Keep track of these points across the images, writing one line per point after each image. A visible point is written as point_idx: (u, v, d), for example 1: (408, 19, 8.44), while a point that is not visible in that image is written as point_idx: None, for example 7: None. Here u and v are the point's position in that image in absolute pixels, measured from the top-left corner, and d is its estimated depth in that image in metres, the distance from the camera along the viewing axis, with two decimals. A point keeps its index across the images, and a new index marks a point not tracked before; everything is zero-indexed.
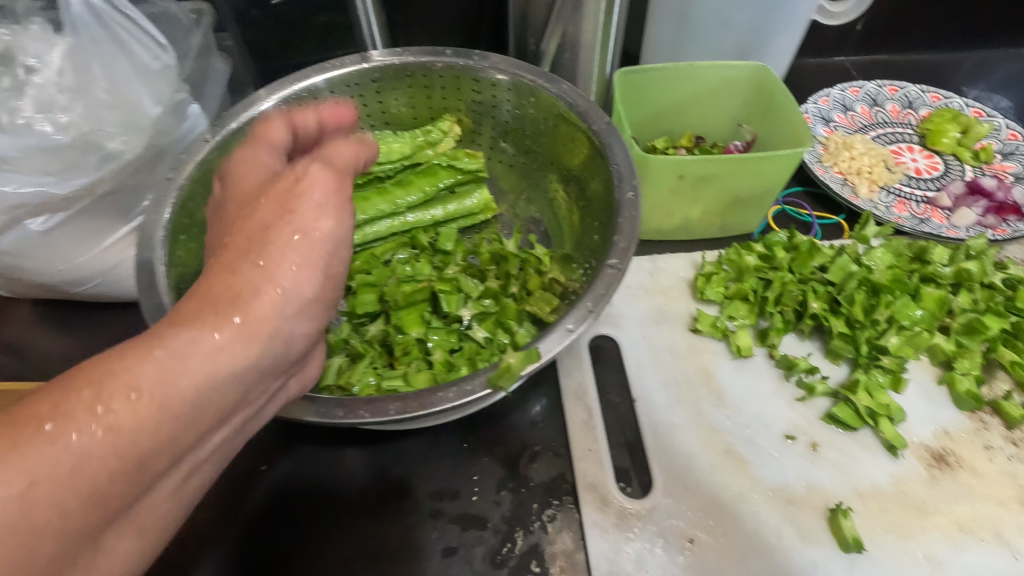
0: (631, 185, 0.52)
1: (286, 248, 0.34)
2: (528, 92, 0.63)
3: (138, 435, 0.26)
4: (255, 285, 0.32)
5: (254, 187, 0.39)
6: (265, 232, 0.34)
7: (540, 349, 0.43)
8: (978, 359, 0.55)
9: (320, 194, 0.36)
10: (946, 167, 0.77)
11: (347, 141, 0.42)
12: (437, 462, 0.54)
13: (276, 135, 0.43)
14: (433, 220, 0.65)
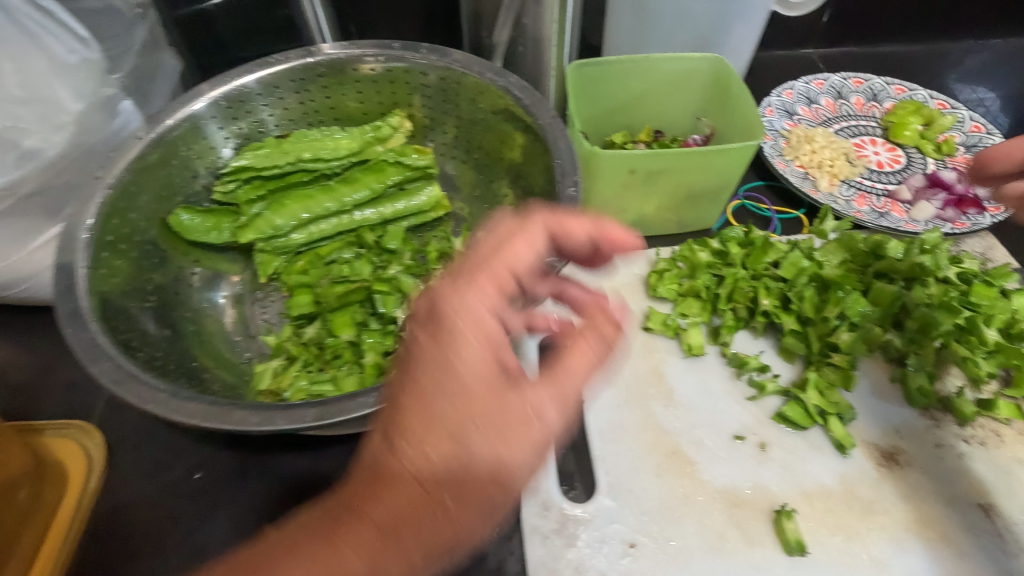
0: (573, 182, 0.51)
1: (481, 505, 0.29)
2: (479, 86, 0.61)
3: None
4: (435, 534, 0.28)
5: (467, 360, 0.30)
6: (472, 466, 0.28)
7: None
8: (930, 356, 0.54)
9: (532, 451, 0.29)
10: (908, 160, 0.76)
11: (581, 353, 0.32)
12: None
13: (520, 258, 0.33)
14: (381, 218, 0.64)
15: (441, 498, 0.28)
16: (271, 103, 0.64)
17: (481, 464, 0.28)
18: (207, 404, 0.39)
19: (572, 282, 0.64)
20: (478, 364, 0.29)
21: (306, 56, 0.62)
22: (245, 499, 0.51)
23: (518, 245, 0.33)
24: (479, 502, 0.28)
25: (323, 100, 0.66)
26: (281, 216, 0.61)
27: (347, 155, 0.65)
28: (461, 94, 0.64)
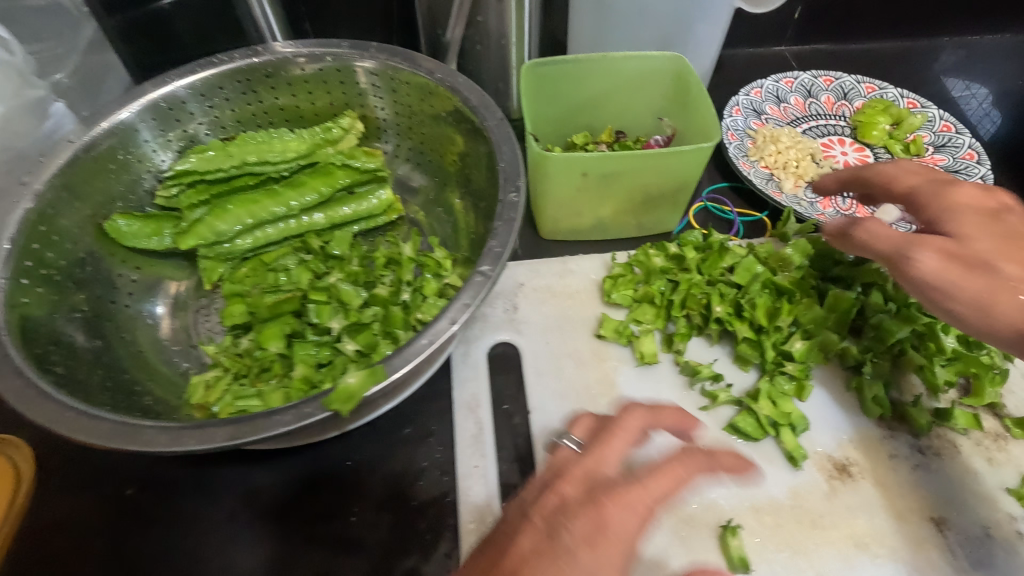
0: (514, 187, 0.49)
1: None
2: (427, 86, 0.60)
3: None
4: None
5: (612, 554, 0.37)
6: None
7: (387, 368, 0.39)
8: (885, 365, 0.53)
9: None
10: (875, 161, 0.74)
11: None
12: (318, 481, 0.51)
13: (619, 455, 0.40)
14: (330, 222, 0.62)
15: None
16: (215, 105, 0.63)
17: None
18: (115, 422, 0.38)
19: (526, 288, 0.62)
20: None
21: (251, 56, 0.61)
22: (181, 514, 0.50)
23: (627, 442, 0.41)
24: None
25: (272, 101, 0.65)
26: (224, 221, 0.59)
27: (295, 158, 0.62)
28: (411, 95, 0.62)
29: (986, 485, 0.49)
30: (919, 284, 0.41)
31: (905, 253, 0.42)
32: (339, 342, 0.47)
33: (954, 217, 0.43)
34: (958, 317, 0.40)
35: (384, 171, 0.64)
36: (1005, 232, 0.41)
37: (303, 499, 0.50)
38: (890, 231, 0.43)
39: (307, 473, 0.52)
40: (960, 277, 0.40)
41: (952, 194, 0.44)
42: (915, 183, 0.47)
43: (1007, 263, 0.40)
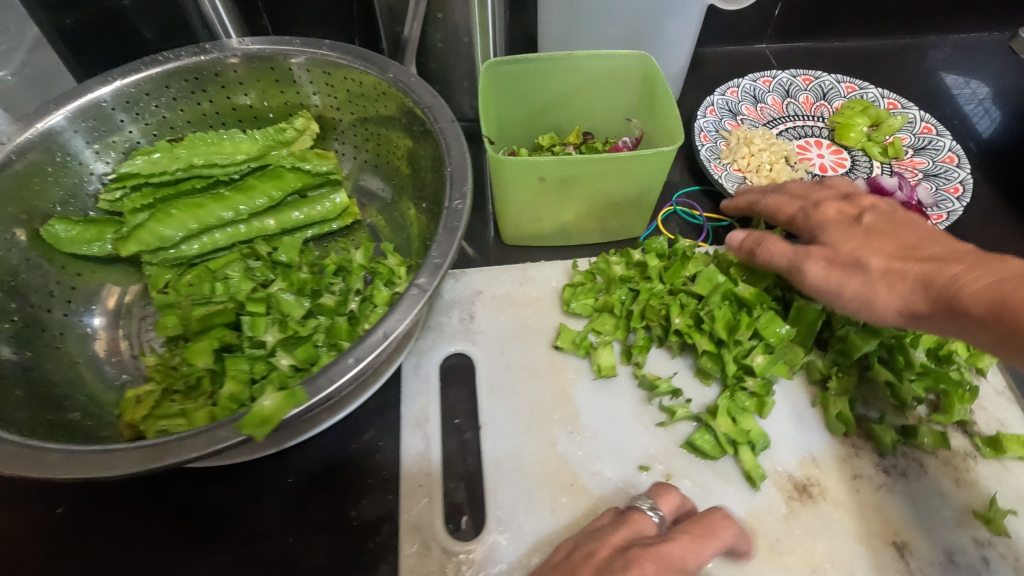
0: (460, 194, 0.47)
1: None
2: (380, 86, 0.58)
3: None
4: None
5: None
6: None
7: (308, 390, 0.36)
8: (850, 381, 0.51)
9: None
10: (853, 164, 0.72)
11: None
12: (257, 499, 0.49)
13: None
14: (280, 227, 0.60)
15: None
16: (163, 104, 0.60)
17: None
18: (17, 446, 0.36)
19: (484, 296, 0.60)
20: None
21: (198, 53, 0.59)
22: (114, 534, 0.48)
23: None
24: None
25: (223, 100, 0.62)
26: (168, 226, 0.57)
27: (245, 160, 0.60)
28: (366, 95, 0.60)
29: (952, 507, 0.47)
30: (814, 289, 0.47)
31: (795, 266, 0.48)
32: (273, 356, 0.45)
33: (823, 228, 0.49)
34: (852, 309, 0.45)
35: (337, 174, 0.62)
36: (865, 233, 0.47)
37: (240, 518, 0.48)
38: (778, 248, 0.49)
39: (244, 490, 0.50)
40: (840, 278, 0.45)
41: (818, 211, 0.51)
42: (793, 204, 0.53)
43: (873, 257, 0.45)
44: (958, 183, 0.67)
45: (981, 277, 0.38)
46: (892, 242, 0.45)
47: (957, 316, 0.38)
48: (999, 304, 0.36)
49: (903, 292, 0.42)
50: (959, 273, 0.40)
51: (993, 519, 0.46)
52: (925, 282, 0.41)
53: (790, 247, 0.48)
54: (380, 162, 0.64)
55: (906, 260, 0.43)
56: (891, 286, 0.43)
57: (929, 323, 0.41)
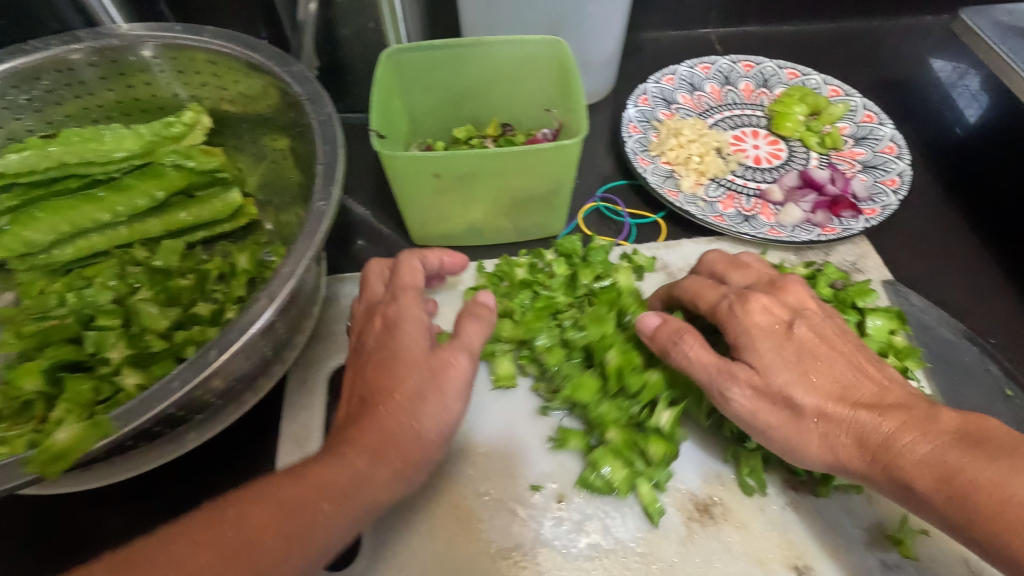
0: (326, 194, 0.43)
1: (421, 415, 0.39)
2: (264, 77, 0.54)
3: (305, 508, 0.35)
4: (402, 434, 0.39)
5: (404, 351, 0.41)
6: (419, 406, 0.39)
7: (118, 422, 0.33)
8: None
9: (441, 378, 0.40)
10: (788, 155, 0.68)
11: (475, 320, 0.44)
12: (111, 525, 0.45)
13: (410, 284, 0.46)
14: (164, 230, 0.56)
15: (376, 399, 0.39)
16: (35, 97, 0.56)
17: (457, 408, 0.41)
18: None
19: None
20: (413, 340, 0.41)
21: (70, 41, 0.54)
22: None
23: (404, 270, 0.47)
24: (420, 429, 0.39)
25: (104, 92, 0.58)
26: (36, 230, 0.53)
27: (125, 158, 0.56)
28: (254, 87, 0.56)
29: (862, 528, 0.44)
30: (739, 416, 0.41)
31: (719, 388, 0.41)
32: (118, 375, 0.41)
33: (752, 338, 0.40)
34: (776, 444, 0.40)
35: (226, 171, 0.59)
36: (798, 353, 0.40)
37: (94, 546, 0.44)
38: (701, 363, 0.41)
39: (99, 516, 0.45)
40: (770, 414, 0.39)
41: (747, 309, 0.41)
42: (714, 295, 0.44)
43: (806, 389, 0.39)
44: (895, 175, 0.63)
45: (923, 443, 0.35)
46: (826, 370, 0.39)
47: (899, 484, 0.35)
48: (945, 486, 0.33)
49: (839, 442, 0.38)
50: (900, 431, 0.36)
51: (902, 541, 0.43)
52: (862, 435, 0.37)
53: (716, 366, 0.41)
54: (274, 158, 0.60)
55: (839, 396, 0.38)
56: (823, 433, 0.38)
57: (856, 474, 0.38)
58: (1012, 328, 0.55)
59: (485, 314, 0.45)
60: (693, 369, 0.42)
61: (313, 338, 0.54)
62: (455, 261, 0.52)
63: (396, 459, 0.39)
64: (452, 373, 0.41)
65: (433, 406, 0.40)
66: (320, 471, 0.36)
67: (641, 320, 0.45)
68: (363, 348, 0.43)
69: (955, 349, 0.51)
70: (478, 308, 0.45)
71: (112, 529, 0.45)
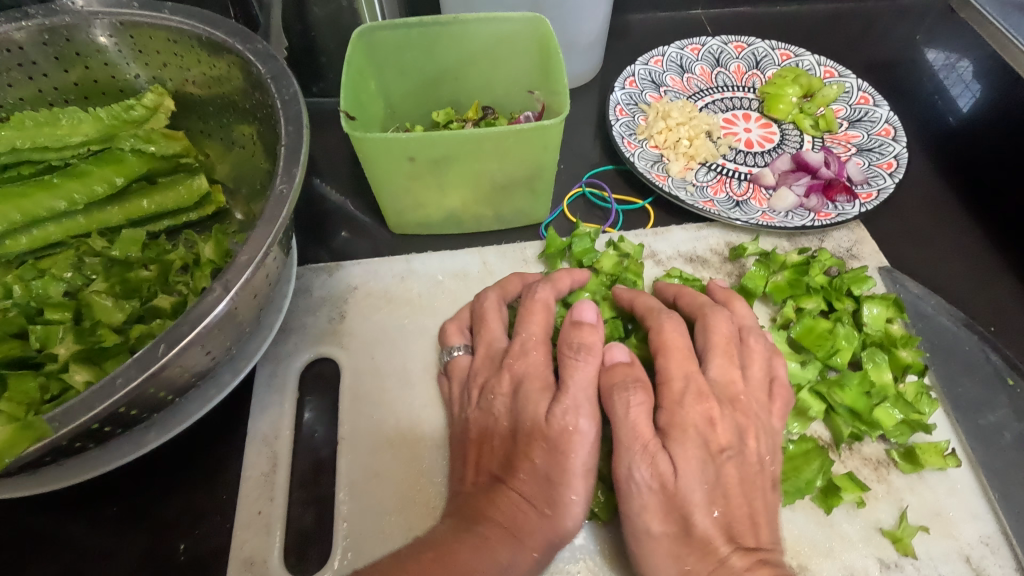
0: (288, 176, 0.41)
1: (565, 490, 0.39)
2: (227, 55, 0.51)
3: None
4: (542, 513, 0.39)
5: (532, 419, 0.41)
6: (555, 476, 0.40)
7: (51, 425, 0.31)
8: None
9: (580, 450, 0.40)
10: (781, 138, 0.65)
11: (591, 364, 0.42)
12: (60, 531, 0.42)
13: (537, 334, 0.44)
14: (126, 219, 0.53)
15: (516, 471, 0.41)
16: None
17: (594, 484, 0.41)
18: None
19: (359, 292, 0.54)
20: (540, 406, 0.42)
21: (19, 18, 0.51)
22: None
23: (536, 314, 0.45)
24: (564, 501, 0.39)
25: (58, 73, 0.55)
26: None
27: (83, 143, 0.53)
28: (217, 67, 0.53)
29: (858, 526, 0.42)
30: (626, 497, 0.39)
31: (630, 462, 0.39)
32: (66, 372, 0.38)
33: (683, 435, 0.39)
34: (636, 550, 0.39)
35: (190, 157, 0.56)
36: (716, 479, 0.38)
37: (44, 553, 0.41)
38: (631, 424, 0.39)
39: (53, 522, 0.42)
40: (658, 516, 0.38)
41: (693, 409, 0.40)
42: (679, 373, 0.41)
43: (705, 514, 0.38)
44: (892, 159, 0.61)
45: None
46: (725, 500, 0.38)
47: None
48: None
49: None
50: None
51: (900, 538, 0.41)
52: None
53: (639, 437, 0.39)
54: (241, 144, 0.57)
55: (720, 536, 0.37)
56: (686, 558, 0.37)
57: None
58: (1013, 315, 0.53)
59: (595, 341, 0.43)
60: (617, 426, 0.40)
61: (282, 331, 0.51)
62: (580, 278, 0.49)
63: (536, 543, 0.39)
64: (582, 450, 0.40)
65: (569, 486, 0.39)
66: (469, 550, 0.37)
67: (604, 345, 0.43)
68: (488, 407, 0.43)
69: (953, 337, 0.49)
70: (584, 328, 0.43)
71: (66, 536, 0.42)
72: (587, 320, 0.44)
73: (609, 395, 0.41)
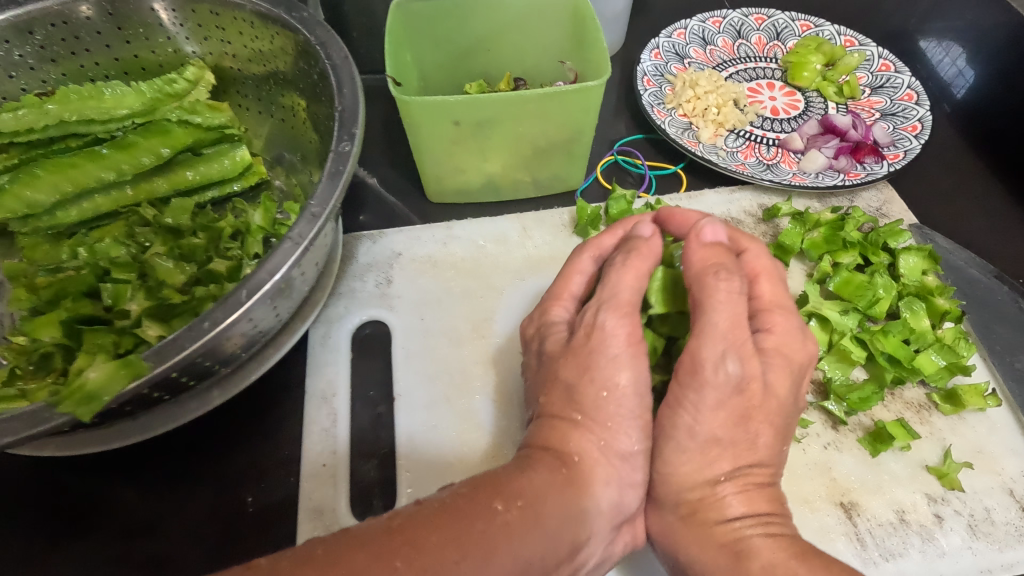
0: (348, 136, 0.41)
1: (597, 402, 0.37)
2: (272, 26, 0.52)
3: (477, 510, 0.31)
4: (579, 429, 0.37)
5: (557, 348, 0.40)
6: (580, 391, 0.37)
7: (149, 362, 0.33)
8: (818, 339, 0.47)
9: (615, 346, 0.37)
10: (806, 105, 0.67)
11: (627, 267, 0.39)
12: (128, 487, 0.43)
13: (573, 290, 0.44)
14: (173, 190, 0.54)
15: (549, 393, 0.39)
16: (30, 53, 0.53)
17: (641, 384, 0.37)
18: None
19: (404, 258, 0.55)
20: (560, 338, 0.41)
21: None
22: None
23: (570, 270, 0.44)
24: (598, 405, 0.37)
25: (99, 47, 0.55)
26: (38, 190, 0.50)
27: (128, 115, 0.54)
28: (260, 37, 0.53)
29: (903, 464, 0.43)
30: (702, 383, 0.35)
31: (722, 347, 0.35)
32: (138, 327, 0.40)
33: (775, 355, 0.37)
34: (666, 440, 0.37)
35: (234, 128, 0.56)
36: (786, 410, 0.38)
37: (114, 509, 0.42)
38: (731, 311, 0.36)
39: (121, 480, 0.43)
40: (726, 418, 0.36)
41: (788, 333, 0.38)
42: (780, 301, 0.40)
43: (766, 439, 0.37)
44: (916, 121, 0.62)
45: (787, 555, 0.33)
46: (782, 427, 0.38)
47: (742, 562, 0.34)
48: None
49: (717, 499, 0.36)
50: (760, 526, 0.35)
51: (945, 474, 0.42)
52: (736, 509, 0.36)
53: (739, 330, 0.36)
54: (282, 117, 0.58)
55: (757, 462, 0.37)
56: (714, 471, 0.36)
57: (681, 518, 0.37)
58: None
59: (645, 251, 0.40)
60: (716, 310, 0.36)
61: (332, 295, 0.52)
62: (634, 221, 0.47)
63: (574, 448, 0.36)
64: (611, 340, 0.37)
65: (595, 382, 0.37)
66: (496, 478, 0.34)
67: (657, 257, 0.41)
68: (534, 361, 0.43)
69: (987, 288, 0.50)
70: (636, 242, 0.41)
71: (136, 492, 0.43)
72: (645, 235, 0.42)
73: (702, 281, 0.37)
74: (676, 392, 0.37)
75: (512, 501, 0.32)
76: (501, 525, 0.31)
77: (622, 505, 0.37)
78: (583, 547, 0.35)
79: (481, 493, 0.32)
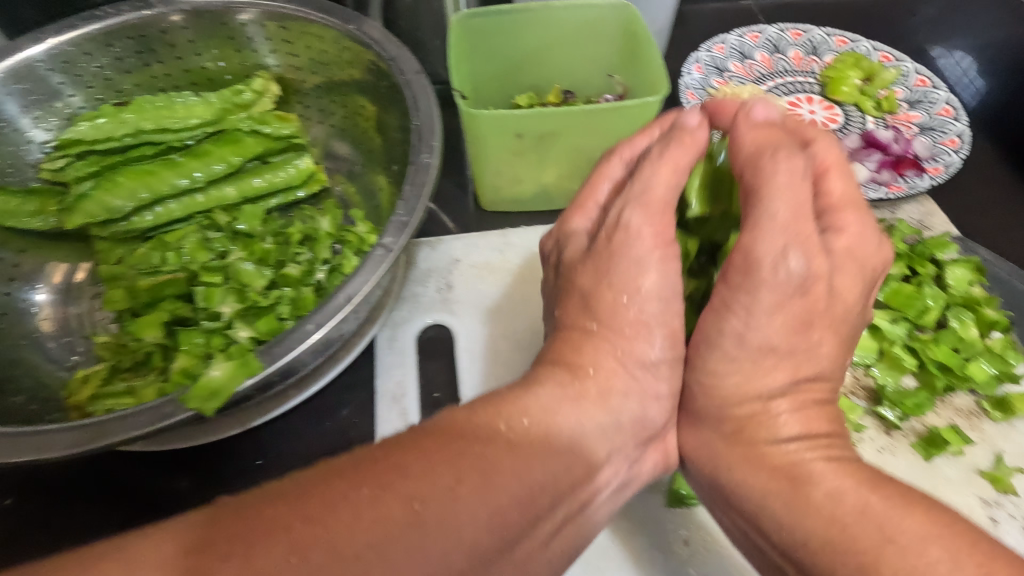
0: (428, 148, 0.43)
1: (614, 308, 0.34)
2: (342, 41, 0.53)
3: (474, 435, 0.30)
4: (594, 342, 0.35)
5: (576, 257, 0.37)
6: (596, 297, 0.35)
7: (262, 360, 0.35)
8: (870, 346, 0.49)
9: (641, 247, 0.34)
10: (845, 120, 0.69)
11: (666, 160, 0.35)
12: (209, 481, 0.44)
13: (598, 197, 0.40)
14: (242, 196, 0.55)
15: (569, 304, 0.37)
16: (107, 64, 0.55)
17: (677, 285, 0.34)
18: None
19: (462, 264, 0.57)
20: (580, 246, 0.38)
21: (142, 8, 0.54)
22: (60, 525, 0.43)
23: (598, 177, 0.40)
24: (617, 313, 0.34)
25: (172, 60, 0.57)
26: (117, 195, 0.52)
27: (199, 126, 0.56)
28: (328, 51, 0.55)
29: (958, 468, 0.45)
30: (761, 284, 0.32)
31: (786, 241, 0.32)
32: (229, 329, 0.42)
33: (839, 252, 0.34)
34: (710, 349, 0.34)
35: (301, 138, 0.58)
36: (845, 314, 0.35)
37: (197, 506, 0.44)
38: (793, 202, 0.32)
39: (202, 476, 0.45)
40: (784, 323, 0.33)
41: (855, 231, 0.35)
42: (849, 197, 0.36)
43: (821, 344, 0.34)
44: (955, 136, 0.64)
45: (849, 481, 0.31)
46: (839, 332, 0.35)
47: (799, 487, 0.31)
48: (833, 528, 0.29)
49: (770, 415, 0.34)
50: (811, 445, 0.33)
51: (998, 478, 0.44)
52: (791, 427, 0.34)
53: (803, 222, 0.32)
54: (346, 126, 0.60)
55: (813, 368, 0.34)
56: (761, 391, 0.34)
57: (726, 440, 0.35)
58: None
59: (688, 140, 0.35)
60: (776, 200, 0.32)
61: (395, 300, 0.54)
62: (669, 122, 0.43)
63: (587, 360, 0.34)
64: (635, 242, 0.34)
65: (612, 286, 0.34)
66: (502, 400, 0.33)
67: (702, 149, 0.36)
68: (557, 270, 0.40)
69: None
70: (680, 131, 0.36)
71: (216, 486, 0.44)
72: (691, 122, 0.36)
73: (758, 166, 0.33)
74: (724, 293, 0.33)
75: (518, 425, 0.31)
76: (499, 447, 0.30)
77: (648, 419, 0.36)
78: (599, 467, 0.34)
79: (479, 418, 0.31)
